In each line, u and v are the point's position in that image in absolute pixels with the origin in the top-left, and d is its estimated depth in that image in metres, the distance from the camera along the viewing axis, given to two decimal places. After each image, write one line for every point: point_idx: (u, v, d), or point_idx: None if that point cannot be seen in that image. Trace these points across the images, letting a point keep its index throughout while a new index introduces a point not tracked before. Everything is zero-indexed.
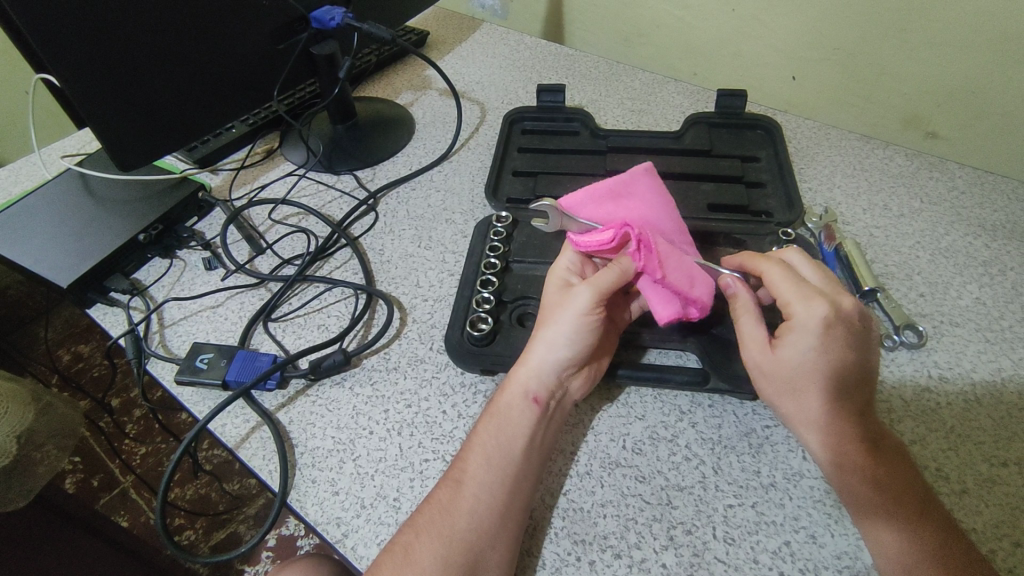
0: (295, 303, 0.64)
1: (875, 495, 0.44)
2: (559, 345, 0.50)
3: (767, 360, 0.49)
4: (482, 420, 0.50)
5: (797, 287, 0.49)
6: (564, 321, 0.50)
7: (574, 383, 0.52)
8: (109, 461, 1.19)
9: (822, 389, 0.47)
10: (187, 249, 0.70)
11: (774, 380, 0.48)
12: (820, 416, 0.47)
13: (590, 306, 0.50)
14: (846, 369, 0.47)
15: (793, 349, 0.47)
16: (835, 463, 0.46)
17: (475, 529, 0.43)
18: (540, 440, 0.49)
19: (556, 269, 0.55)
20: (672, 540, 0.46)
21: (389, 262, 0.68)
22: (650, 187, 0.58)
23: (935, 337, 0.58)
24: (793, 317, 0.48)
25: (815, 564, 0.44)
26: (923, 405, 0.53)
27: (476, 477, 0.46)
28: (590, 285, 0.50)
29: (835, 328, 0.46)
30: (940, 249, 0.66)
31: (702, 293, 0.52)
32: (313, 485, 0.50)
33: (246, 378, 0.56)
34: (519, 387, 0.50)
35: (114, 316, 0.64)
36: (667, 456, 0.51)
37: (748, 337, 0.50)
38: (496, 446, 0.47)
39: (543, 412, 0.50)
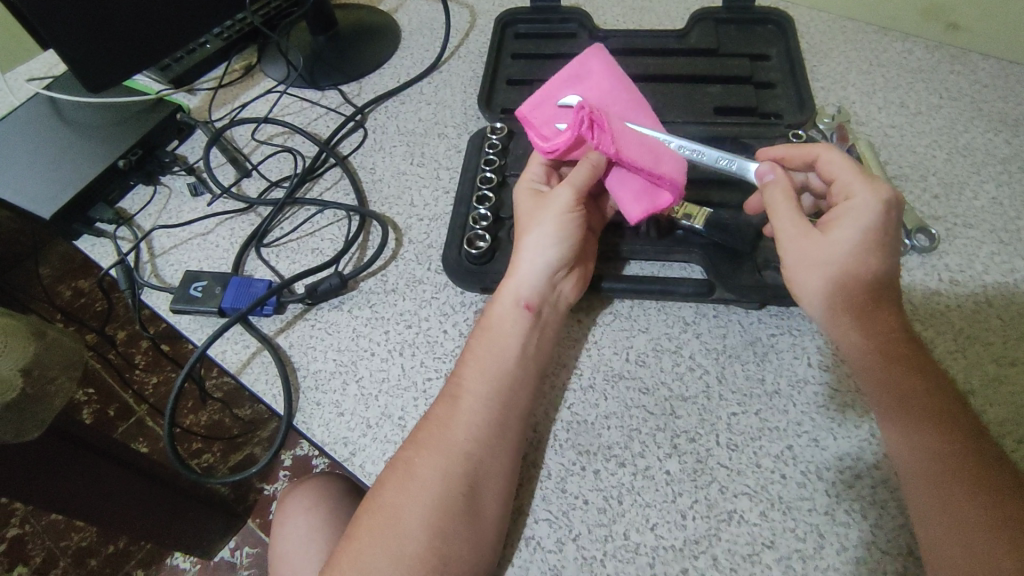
0: (287, 227, 0.62)
1: (914, 382, 0.43)
2: (545, 247, 0.49)
3: (813, 241, 0.47)
4: (476, 331, 0.50)
5: (856, 170, 0.48)
6: (546, 223, 0.50)
7: (566, 286, 0.51)
8: (123, 392, 1.22)
9: (869, 270, 0.46)
10: (171, 174, 0.67)
11: (820, 264, 0.46)
12: (863, 301, 0.45)
13: (571, 203, 0.50)
14: (892, 256, 0.46)
15: (847, 229, 0.46)
16: (877, 351, 0.44)
17: (472, 439, 0.43)
18: (534, 348, 0.49)
19: (523, 182, 0.55)
20: (674, 448, 0.47)
21: (381, 181, 0.65)
22: (603, 65, 0.54)
23: (948, 240, 0.56)
24: (851, 199, 0.47)
25: (817, 466, 0.45)
26: (931, 308, 0.52)
27: (473, 392, 0.45)
28: (568, 183, 0.50)
29: (893, 213, 0.46)
30: (958, 148, 0.63)
31: (669, 169, 0.49)
32: (317, 407, 0.51)
33: (241, 304, 0.55)
34: (510, 296, 0.49)
35: (103, 247, 0.62)
36: (671, 367, 0.51)
37: (787, 223, 0.48)
38: (491, 356, 0.47)
39: (537, 317, 0.49)
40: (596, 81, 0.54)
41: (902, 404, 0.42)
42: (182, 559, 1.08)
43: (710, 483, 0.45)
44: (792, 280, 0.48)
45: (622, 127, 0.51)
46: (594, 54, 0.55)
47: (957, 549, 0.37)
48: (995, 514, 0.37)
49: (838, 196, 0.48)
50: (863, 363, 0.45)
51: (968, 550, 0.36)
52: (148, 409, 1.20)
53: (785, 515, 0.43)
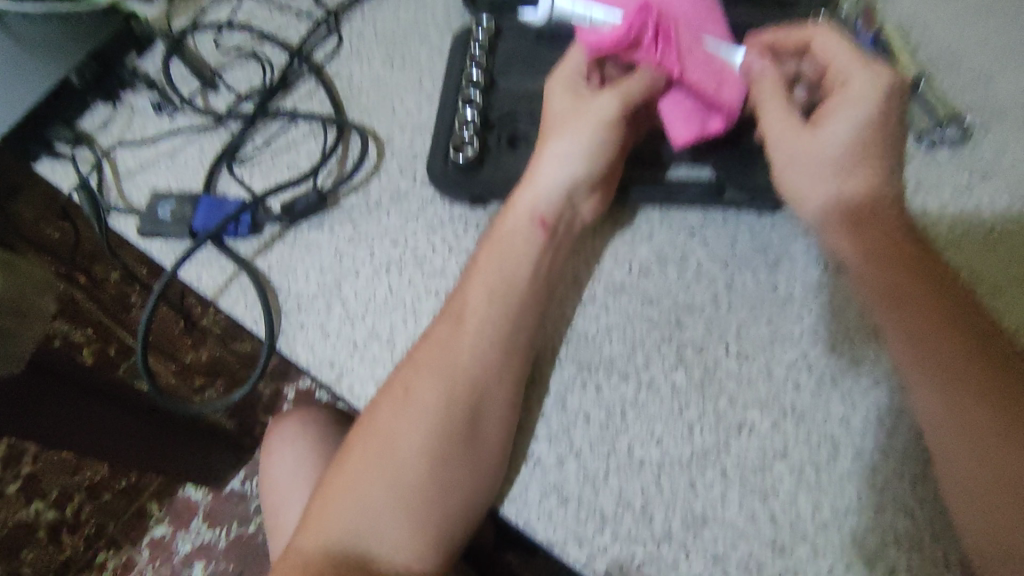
0: (259, 142, 0.57)
1: (924, 287, 0.38)
2: (571, 157, 0.45)
3: (805, 139, 0.42)
4: (484, 244, 0.45)
5: (853, 53, 0.42)
6: (577, 131, 0.45)
7: (586, 204, 0.47)
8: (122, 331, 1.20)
9: (869, 167, 0.41)
10: (132, 90, 0.62)
11: (809, 160, 0.42)
12: (862, 203, 0.41)
13: (613, 115, 0.45)
14: (893, 149, 0.41)
15: (840, 120, 0.41)
16: (875, 257, 0.40)
17: (479, 363, 0.40)
18: (547, 267, 0.45)
19: (560, 76, 0.48)
20: (681, 360, 0.44)
21: (359, 90, 0.59)
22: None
23: (981, 131, 0.51)
24: (846, 88, 0.42)
25: (832, 373, 0.42)
26: (958, 206, 0.48)
27: (479, 311, 0.42)
28: (615, 93, 0.45)
29: (894, 101, 0.41)
30: (999, 27, 0.56)
31: (731, 97, 0.45)
32: (301, 330, 0.48)
33: (213, 223, 0.51)
34: (525, 207, 0.45)
35: (63, 170, 0.58)
36: (676, 276, 0.47)
37: (776, 121, 0.43)
38: (501, 272, 0.43)
39: (552, 235, 0.45)
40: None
41: (906, 313, 0.38)
42: (195, 491, 1.10)
43: (720, 395, 0.42)
44: (783, 184, 0.44)
45: (688, 37, 0.45)
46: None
47: (971, 461, 0.34)
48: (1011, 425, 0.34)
49: (832, 82, 0.43)
50: (862, 270, 0.41)
51: (976, 454, 0.34)
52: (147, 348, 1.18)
53: (798, 425, 0.41)
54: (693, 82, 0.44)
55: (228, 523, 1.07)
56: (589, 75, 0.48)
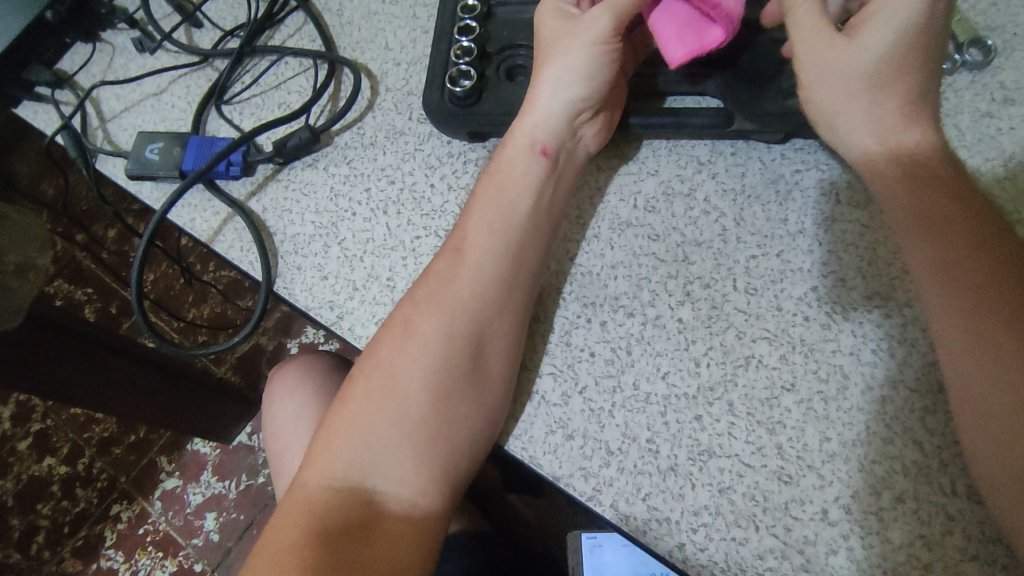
0: (248, 81, 0.55)
1: (952, 209, 0.37)
2: (570, 82, 0.43)
3: (838, 52, 0.40)
4: (483, 178, 0.44)
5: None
6: (571, 52, 0.43)
7: (588, 132, 0.45)
8: (121, 289, 1.18)
9: (904, 82, 0.39)
10: (113, 30, 0.59)
11: (838, 78, 0.40)
12: (893, 121, 0.40)
13: (606, 31, 0.42)
14: (929, 66, 0.39)
15: (877, 33, 0.38)
16: (903, 177, 0.39)
17: (479, 298, 0.39)
18: (549, 200, 0.43)
19: (551, 2, 0.46)
20: (687, 295, 0.43)
21: (350, 24, 0.56)
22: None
23: (1005, 54, 0.48)
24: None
25: (843, 307, 0.41)
26: (979, 134, 0.46)
27: (479, 245, 0.41)
28: (605, 6, 0.42)
29: (942, 4, 0.38)
30: None
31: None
32: (299, 272, 0.47)
33: (203, 163, 0.49)
34: (524, 138, 0.43)
35: (46, 113, 0.56)
36: (683, 212, 0.46)
37: (808, 32, 0.41)
38: (500, 206, 0.42)
39: (553, 165, 0.43)
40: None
41: (934, 232, 0.37)
42: (203, 444, 1.08)
43: (727, 329, 0.42)
44: (810, 101, 0.42)
45: None
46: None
47: (985, 384, 0.34)
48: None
49: None
50: (890, 194, 0.40)
51: (994, 376, 0.34)
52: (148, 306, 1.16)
53: (807, 358, 0.40)
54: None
55: (236, 476, 1.06)
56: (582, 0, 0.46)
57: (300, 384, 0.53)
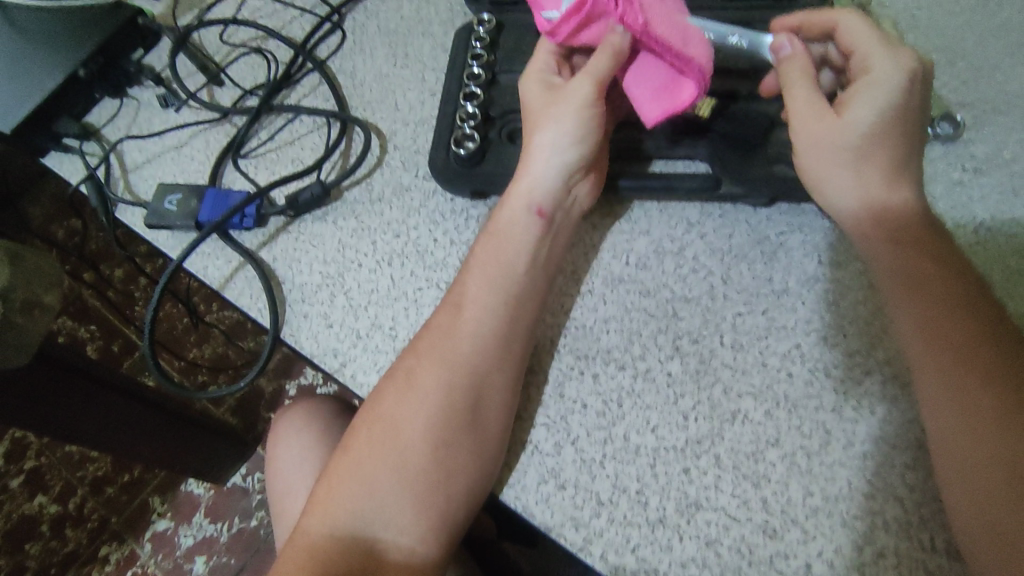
0: (264, 136, 0.58)
1: (937, 272, 0.40)
2: (564, 145, 0.45)
3: (828, 122, 0.43)
4: (482, 237, 0.46)
5: (876, 40, 0.43)
6: (563, 117, 0.45)
7: (582, 192, 0.47)
8: (126, 328, 1.21)
9: (886, 153, 0.42)
10: (139, 86, 0.62)
11: (830, 147, 0.42)
12: (876, 188, 0.42)
13: (590, 95, 0.45)
14: (909, 141, 0.42)
15: (862, 109, 0.42)
16: (888, 240, 0.42)
17: (477, 352, 0.41)
18: (545, 257, 0.46)
19: (532, 72, 0.49)
20: (676, 350, 0.45)
21: (363, 85, 0.60)
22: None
23: (974, 127, 0.52)
24: (870, 72, 0.43)
25: (825, 365, 0.43)
26: (951, 201, 0.49)
27: (477, 301, 0.43)
28: (587, 73, 0.45)
29: (914, 88, 0.42)
30: (994, 27, 0.57)
31: (698, 53, 0.43)
32: (305, 319, 0.49)
33: (219, 214, 0.52)
34: (521, 200, 0.46)
35: (72, 163, 0.59)
36: (673, 269, 0.48)
37: (802, 103, 0.44)
38: (499, 264, 0.44)
39: (549, 224, 0.46)
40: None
41: (919, 294, 0.39)
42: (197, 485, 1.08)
43: (714, 384, 0.43)
44: (803, 166, 0.44)
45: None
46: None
47: (968, 442, 0.35)
48: (1013, 405, 0.35)
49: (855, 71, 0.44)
50: (880, 255, 0.42)
51: (975, 436, 0.35)
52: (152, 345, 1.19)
53: (791, 413, 0.42)
54: (653, 34, 0.43)
55: (229, 518, 1.06)
56: (560, 70, 0.49)
57: (309, 434, 0.53)
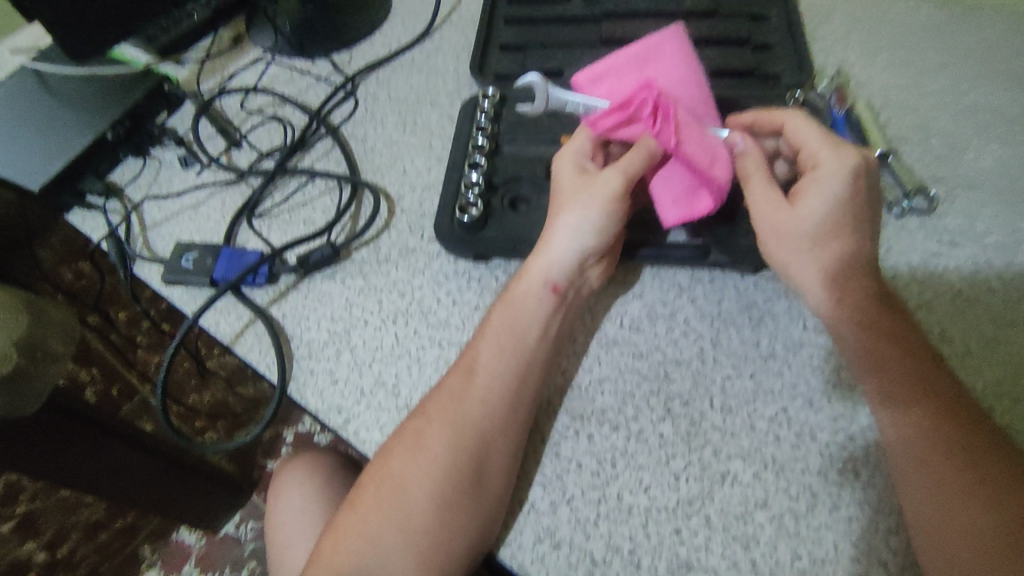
0: (278, 198, 0.61)
1: (889, 350, 0.42)
2: (586, 230, 0.48)
3: (785, 216, 0.46)
4: (496, 306, 0.49)
5: (821, 136, 0.46)
6: (588, 205, 0.48)
7: (593, 273, 0.50)
8: (128, 372, 1.25)
9: (841, 240, 0.45)
10: (161, 146, 0.66)
11: (788, 238, 0.46)
12: (835, 270, 0.45)
13: (619, 190, 0.47)
14: (863, 228, 0.45)
15: (814, 202, 0.45)
16: (852, 322, 0.44)
17: (485, 416, 0.43)
18: (553, 327, 0.48)
19: (568, 151, 0.51)
20: (669, 412, 0.47)
21: (373, 151, 0.64)
22: (678, 57, 0.51)
23: (947, 202, 0.55)
24: (819, 168, 0.46)
25: (811, 428, 0.45)
26: (929, 271, 0.52)
27: (488, 367, 0.45)
28: (618, 168, 0.47)
29: (860, 180, 0.45)
30: (961, 108, 0.61)
31: (722, 174, 0.47)
32: (311, 376, 0.51)
33: (233, 273, 0.55)
34: (538, 275, 0.48)
35: (94, 220, 0.62)
36: (665, 332, 0.50)
37: (761, 197, 0.47)
38: (507, 332, 0.47)
39: (561, 300, 0.48)
40: (668, 70, 0.50)
41: (881, 372, 0.42)
42: (189, 535, 1.15)
43: (704, 446, 0.45)
44: (769, 253, 0.48)
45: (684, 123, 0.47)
46: (669, 38, 0.51)
47: (936, 514, 0.37)
48: (977, 478, 0.37)
49: (805, 163, 0.47)
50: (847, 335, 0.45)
51: (944, 504, 0.37)
52: None
53: (778, 475, 0.43)
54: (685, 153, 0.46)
55: (220, 568, 1.12)
56: (594, 156, 0.51)
57: (313, 486, 0.54)
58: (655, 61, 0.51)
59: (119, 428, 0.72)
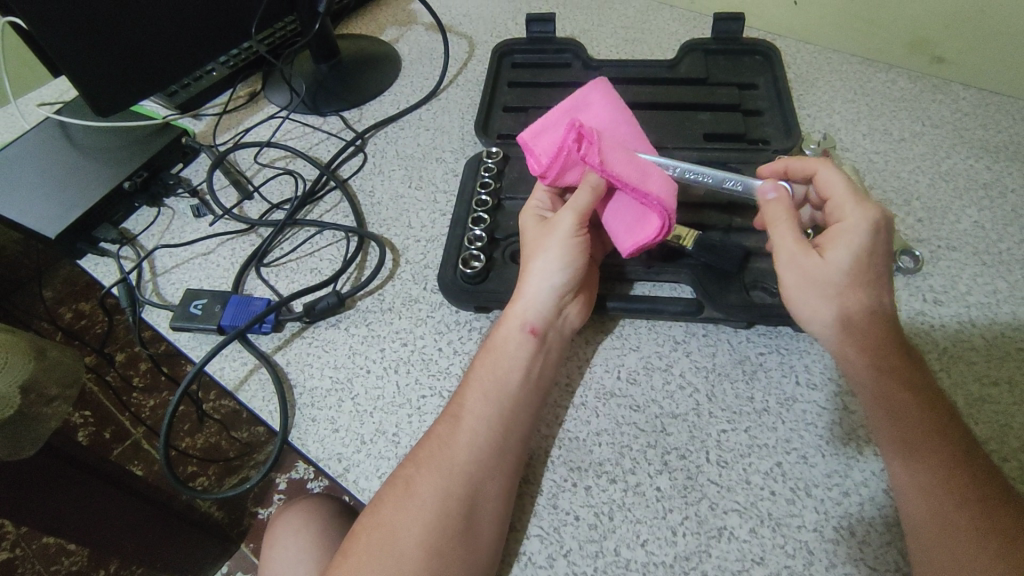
0: (287, 248, 0.63)
1: (906, 398, 0.43)
2: (553, 271, 0.50)
3: (812, 264, 0.47)
4: (480, 353, 0.50)
5: (846, 192, 0.48)
6: (551, 248, 0.50)
7: (571, 311, 0.52)
8: (120, 414, 1.20)
9: (866, 287, 0.46)
10: (174, 196, 0.69)
11: (814, 284, 0.47)
12: (857, 315, 0.46)
13: (573, 226, 0.50)
14: (885, 278, 0.47)
15: (840, 250, 0.46)
16: (874, 367, 0.45)
17: (473, 462, 0.44)
18: (538, 372, 0.49)
19: (528, 209, 0.56)
20: (665, 465, 0.47)
21: (379, 204, 0.66)
22: (604, 98, 0.54)
23: (931, 262, 0.57)
24: (843, 220, 0.47)
25: (805, 483, 0.45)
26: (915, 328, 0.53)
27: (475, 413, 0.46)
28: (568, 207, 0.50)
29: (884, 233, 0.47)
30: (941, 173, 0.64)
31: (658, 191, 0.49)
32: (313, 423, 0.51)
33: (240, 322, 0.56)
34: (517, 320, 0.50)
35: (106, 266, 0.64)
36: (661, 385, 0.52)
37: (788, 245, 0.48)
38: (495, 379, 0.48)
39: (541, 342, 0.50)
40: (597, 111, 0.53)
41: (892, 420, 0.43)
42: None
43: (701, 500, 0.45)
44: (793, 299, 0.48)
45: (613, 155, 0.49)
46: (593, 88, 0.54)
47: (957, 566, 0.37)
48: (986, 529, 0.37)
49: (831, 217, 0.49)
50: (865, 379, 0.45)
51: (955, 555, 0.37)
52: (144, 432, 1.18)
53: (774, 531, 0.44)
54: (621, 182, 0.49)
55: None
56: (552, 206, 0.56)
57: (313, 536, 0.53)
58: (585, 108, 0.54)
59: (113, 474, 0.70)
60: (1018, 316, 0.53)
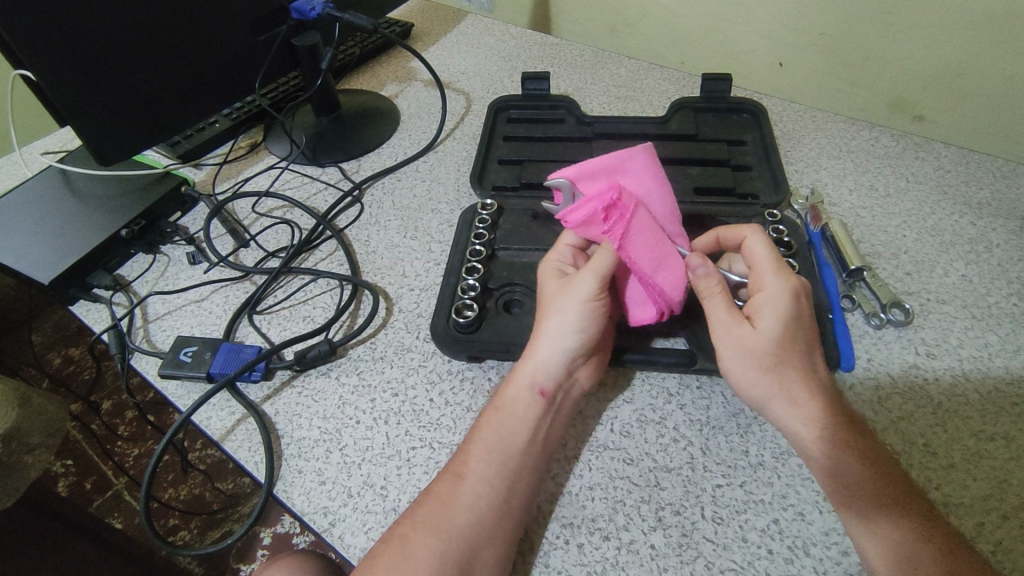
0: (280, 295, 0.63)
1: (877, 474, 0.43)
2: (566, 334, 0.49)
3: (746, 335, 0.47)
4: (487, 410, 0.49)
5: (768, 262, 0.50)
6: (569, 310, 0.49)
7: (582, 373, 0.51)
8: (103, 464, 1.16)
9: (798, 356, 0.47)
10: (171, 243, 0.70)
11: (750, 355, 0.47)
12: (796, 384, 0.46)
13: (593, 292, 0.49)
14: (811, 345, 0.48)
15: (766, 321, 0.47)
16: (821, 439, 0.45)
17: (475, 523, 0.42)
18: (545, 433, 0.48)
19: (548, 263, 0.55)
20: (659, 521, 0.46)
21: (375, 253, 0.67)
22: (649, 172, 0.54)
23: (921, 314, 0.58)
24: (764, 290, 0.49)
25: (804, 541, 0.44)
26: (910, 381, 0.53)
27: (478, 471, 0.45)
28: (590, 270, 0.49)
29: (803, 299, 0.48)
30: (929, 228, 0.66)
31: (664, 281, 0.51)
32: (299, 475, 0.50)
33: (229, 370, 0.55)
34: (526, 380, 0.49)
35: (98, 312, 0.64)
36: (655, 438, 0.51)
37: (721, 319, 0.49)
38: (499, 437, 0.47)
39: (550, 405, 0.48)
40: (638, 181, 0.54)
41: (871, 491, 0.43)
42: None
43: (696, 558, 0.44)
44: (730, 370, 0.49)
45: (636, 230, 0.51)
46: (641, 157, 0.54)
47: None
48: None
49: (755, 286, 0.50)
50: (814, 448, 0.45)
51: None
52: (126, 482, 1.13)
53: None
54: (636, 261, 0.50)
55: None
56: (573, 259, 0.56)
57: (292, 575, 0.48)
58: (625, 175, 0.54)
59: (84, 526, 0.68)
60: (1011, 370, 0.53)
